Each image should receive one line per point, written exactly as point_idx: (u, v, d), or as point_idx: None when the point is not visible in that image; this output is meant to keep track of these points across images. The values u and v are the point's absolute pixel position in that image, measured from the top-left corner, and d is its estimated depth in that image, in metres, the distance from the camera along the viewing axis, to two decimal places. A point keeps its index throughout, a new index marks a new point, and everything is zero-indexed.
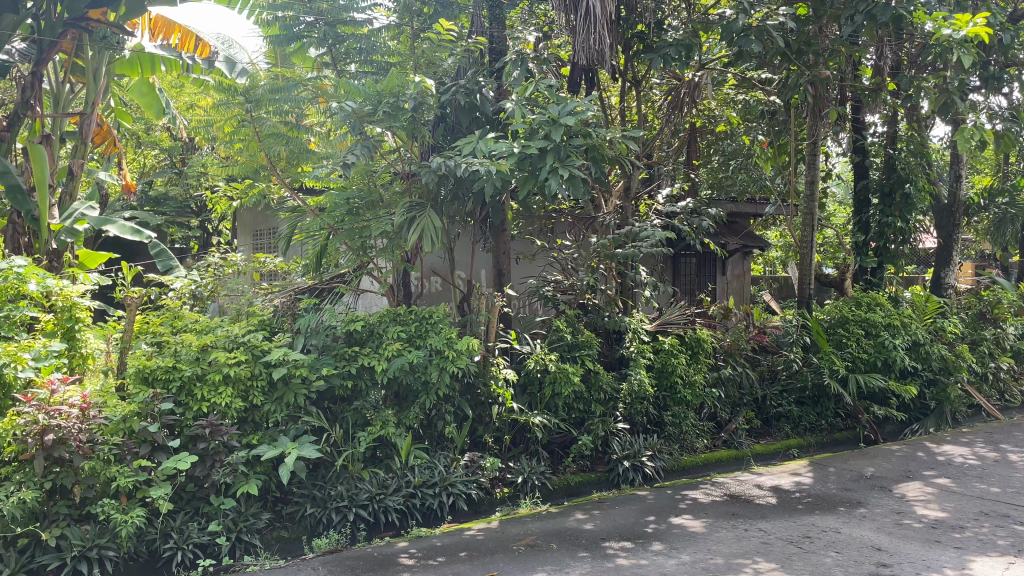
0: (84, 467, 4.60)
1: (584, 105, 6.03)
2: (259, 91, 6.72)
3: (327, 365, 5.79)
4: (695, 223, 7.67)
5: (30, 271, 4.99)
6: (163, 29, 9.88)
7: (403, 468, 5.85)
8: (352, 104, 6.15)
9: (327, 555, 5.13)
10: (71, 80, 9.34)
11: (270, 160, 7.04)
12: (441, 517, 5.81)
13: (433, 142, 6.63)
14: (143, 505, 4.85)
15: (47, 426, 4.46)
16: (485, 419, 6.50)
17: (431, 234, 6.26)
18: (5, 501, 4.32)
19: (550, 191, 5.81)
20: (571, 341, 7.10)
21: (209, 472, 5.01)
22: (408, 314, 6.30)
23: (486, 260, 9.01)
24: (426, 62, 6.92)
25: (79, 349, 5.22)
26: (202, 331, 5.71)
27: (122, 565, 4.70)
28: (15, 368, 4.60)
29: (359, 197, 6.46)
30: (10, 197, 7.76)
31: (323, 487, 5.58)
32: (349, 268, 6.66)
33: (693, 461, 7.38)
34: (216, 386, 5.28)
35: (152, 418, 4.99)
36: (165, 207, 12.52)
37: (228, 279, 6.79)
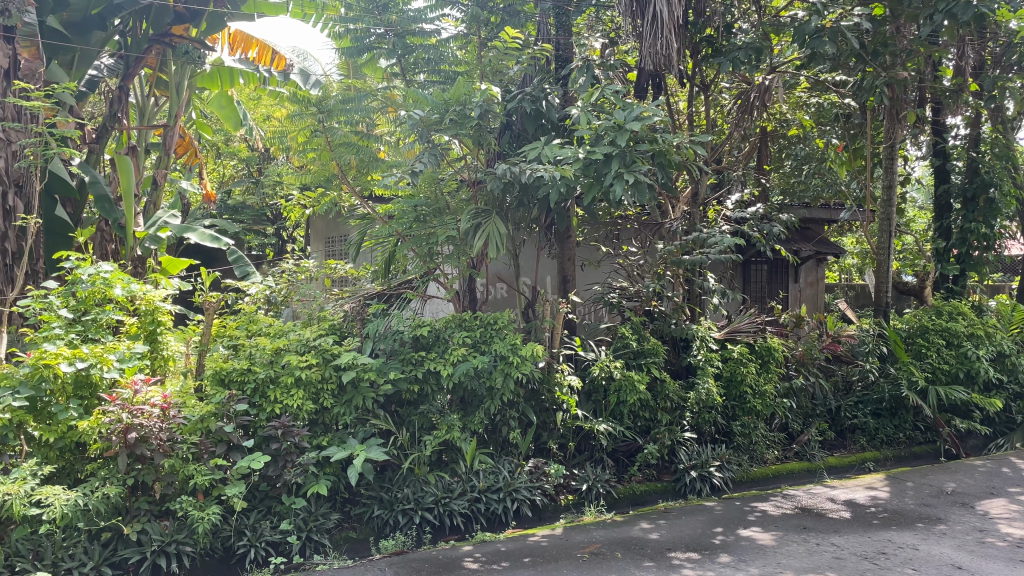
0: (164, 465, 4.79)
1: (650, 110, 5.97)
2: (331, 102, 6.87)
3: (394, 369, 5.89)
4: (765, 229, 7.48)
5: (116, 276, 5.20)
6: (242, 44, 10.23)
7: (468, 473, 5.92)
8: (420, 113, 6.27)
9: (393, 556, 5.21)
10: (156, 94, 9.88)
11: (341, 169, 7.17)
12: (506, 522, 5.84)
13: (499, 149, 6.69)
14: (219, 502, 5.03)
15: (130, 424, 4.63)
16: (550, 426, 6.50)
17: (497, 240, 6.32)
18: (91, 496, 4.53)
19: (616, 196, 5.78)
20: (637, 349, 7.03)
21: (281, 472, 5.17)
22: (473, 320, 6.37)
23: (551, 266, 9.05)
24: (493, 70, 6.83)
25: (161, 351, 5.44)
26: (275, 334, 5.90)
27: (199, 561, 4.87)
28: (101, 369, 4.75)
29: (426, 204, 6.55)
30: (99, 207, 8.18)
31: (390, 490, 5.67)
32: (417, 274, 6.82)
33: (763, 473, 7.22)
34: (289, 388, 5.44)
35: (228, 419, 5.19)
36: (243, 215, 12.93)
37: (301, 285, 6.90)
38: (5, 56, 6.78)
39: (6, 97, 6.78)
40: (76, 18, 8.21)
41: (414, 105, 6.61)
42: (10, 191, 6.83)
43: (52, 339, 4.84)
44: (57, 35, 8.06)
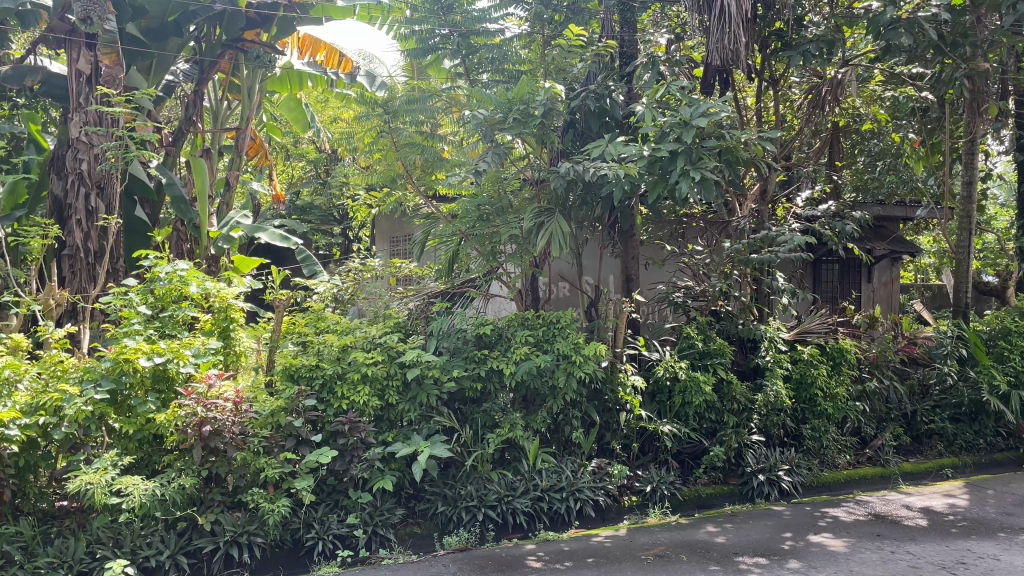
0: (236, 458, 4.93)
1: (717, 105, 5.86)
2: (396, 103, 6.97)
3: (458, 367, 5.93)
4: (837, 227, 7.26)
5: (191, 274, 5.37)
6: (310, 48, 10.40)
7: (531, 472, 5.92)
8: (484, 112, 6.31)
9: (457, 553, 5.24)
10: (228, 98, 10.23)
11: (406, 168, 7.27)
12: (569, 522, 5.81)
13: (562, 148, 6.67)
14: (289, 495, 5.14)
15: (205, 417, 4.82)
16: (613, 426, 6.44)
17: (559, 238, 6.30)
18: (168, 486, 4.70)
19: (682, 193, 5.70)
20: (702, 349, 6.92)
21: (348, 467, 5.26)
22: (536, 319, 6.35)
23: (614, 265, 8.97)
24: (556, 68, 6.80)
25: (233, 347, 5.58)
26: (342, 332, 6.01)
27: (270, 552, 5.00)
28: (177, 364, 4.90)
29: (489, 203, 6.53)
30: (175, 207, 8.43)
31: (454, 487, 5.72)
32: (480, 272, 6.89)
33: (834, 478, 7.02)
34: (355, 385, 5.54)
35: (297, 414, 5.31)
36: (311, 215, 13.18)
37: (367, 283, 6.98)
38: (87, 61, 7.22)
39: (89, 105, 7.20)
40: (154, 24, 8.54)
41: (477, 104, 6.62)
42: (91, 193, 7.16)
43: (132, 335, 5.03)
44: (135, 41, 8.35)
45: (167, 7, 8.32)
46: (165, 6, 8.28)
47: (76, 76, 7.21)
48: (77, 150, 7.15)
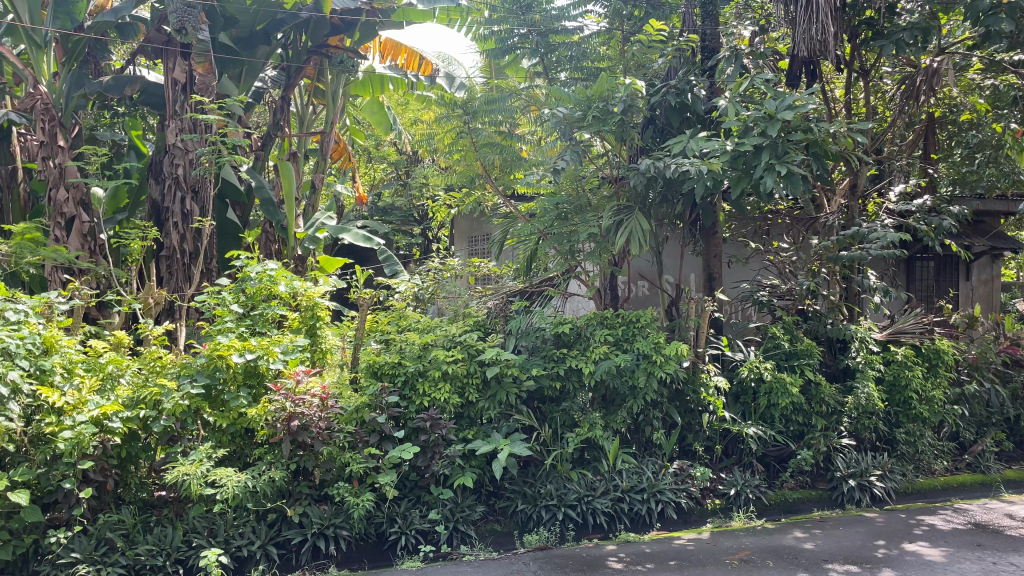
0: (323, 452, 5.05)
1: (805, 97, 5.69)
2: (476, 103, 7.04)
3: (537, 365, 5.95)
4: (933, 223, 7.01)
5: (280, 273, 5.56)
6: (392, 51, 10.55)
7: (611, 472, 5.88)
8: (563, 111, 6.28)
9: (537, 551, 5.24)
10: (313, 102, 10.53)
11: (485, 168, 7.31)
12: (650, 524, 5.74)
13: (642, 144, 6.58)
14: (372, 490, 5.26)
15: (293, 413, 4.95)
16: (695, 427, 6.36)
17: (639, 235, 6.17)
18: (259, 478, 4.87)
19: (767, 188, 5.56)
20: (789, 350, 6.74)
21: (430, 463, 5.31)
22: (616, 318, 6.28)
23: (696, 263, 8.79)
24: (636, 64, 6.89)
25: (320, 344, 5.73)
26: (424, 330, 6.09)
27: (354, 545, 5.12)
28: (267, 360, 5.06)
29: (567, 202, 6.57)
30: (265, 210, 8.81)
31: (534, 486, 5.73)
32: (558, 271, 6.82)
33: (930, 484, 6.71)
34: (436, 382, 5.60)
35: (381, 409, 5.40)
36: (392, 216, 13.39)
37: (447, 282, 7.03)
38: (181, 70, 7.54)
39: (185, 113, 7.56)
40: (244, 33, 8.80)
41: (556, 103, 6.60)
42: (187, 196, 7.51)
43: (225, 333, 5.24)
44: (227, 49, 8.65)
45: (256, 13, 8.59)
46: (255, 14, 8.59)
47: (173, 84, 7.53)
48: (173, 155, 7.48)
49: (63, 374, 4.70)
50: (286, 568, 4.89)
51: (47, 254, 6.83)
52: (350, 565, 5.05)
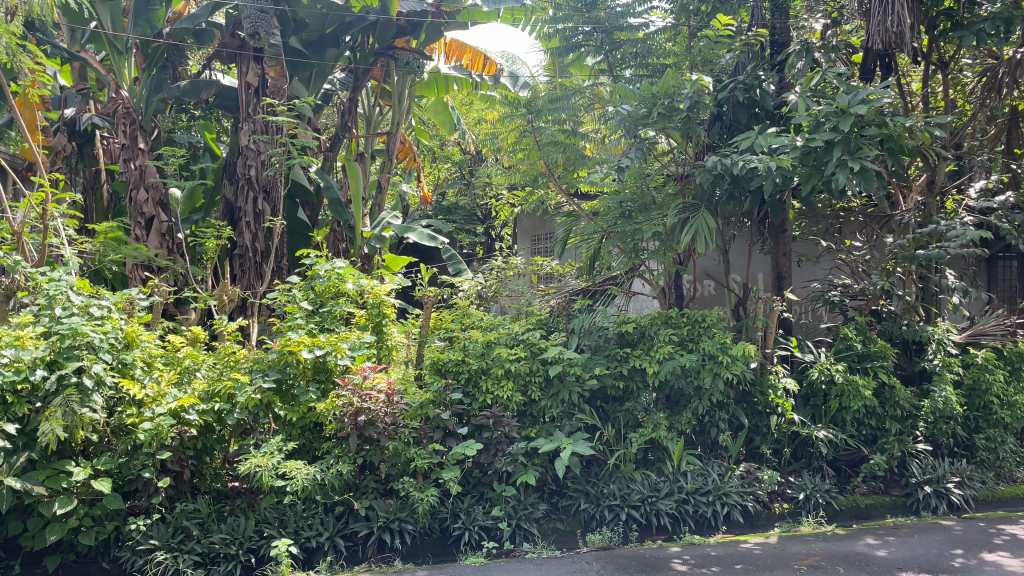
0: (389, 447, 5.14)
1: (880, 91, 5.52)
2: (540, 102, 7.05)
3: (600, 365, 5.91)
4: (1017, 220, 6.72)
5: (348, 271, 5.67)
6: (456, 52, 10.63)
7: (676, 473, 5.82)
8: (628, 108, 6.19)
9: (600, 551, 5.21)
10: (380, 104, 10.73)
11: (549, 167, 7.28)
12: (716, 527, 5.65)
13: (709, 141, 6.48)
14: (437, 485, 5.32)
15: (360, 408, 5.06)
16: (763, 430, 6.26)
17: (706, 234, 6.04)
18: (327, 471, 4.98)
19: (839, 185, 5.41)
20: (862, 351, 6.55)
21: (493, 460, 5.36)
22: (681, 318, 6.18)
23: (763, 262, 8.63)
24: (703, 60, 6.71)
25: (386, 341, 5.82)
26: (487, 328, 6.13)
27: (419, 539, 5.20)
28: (335, 356, 5.16)
29: (631, 201, 6.47)
30: (333, 210, 8.99)
31: (597, 485, 5.72)
32: (621, 270, 6.72)
33: (1012, 493, 6.45)
34: (499, 380, 5.63)
35: (445, 406, 5.46)
36: (456, 215, 13.52)
37: (509, 281, 7.06)
38: (254, 74, 7.78)
39: (257, 115, 7.80)
40: (314, 37, 8.99)
41: (620, 100, 6.54)
42: (259, 197, 7.76)
43: (296, 329, 5.39)
44: (297, 53, 8.85)
45: (325, 18, 8.78)
46: (324, 18, 8.75)
47: (246, 88, 7.81)
48: (246, 156, 7.75)
49: (143, 367, 4.89)
50: (353, 560, 5.00)
51: (128, 253, 7.11)
52: (415, 559, 5.13)
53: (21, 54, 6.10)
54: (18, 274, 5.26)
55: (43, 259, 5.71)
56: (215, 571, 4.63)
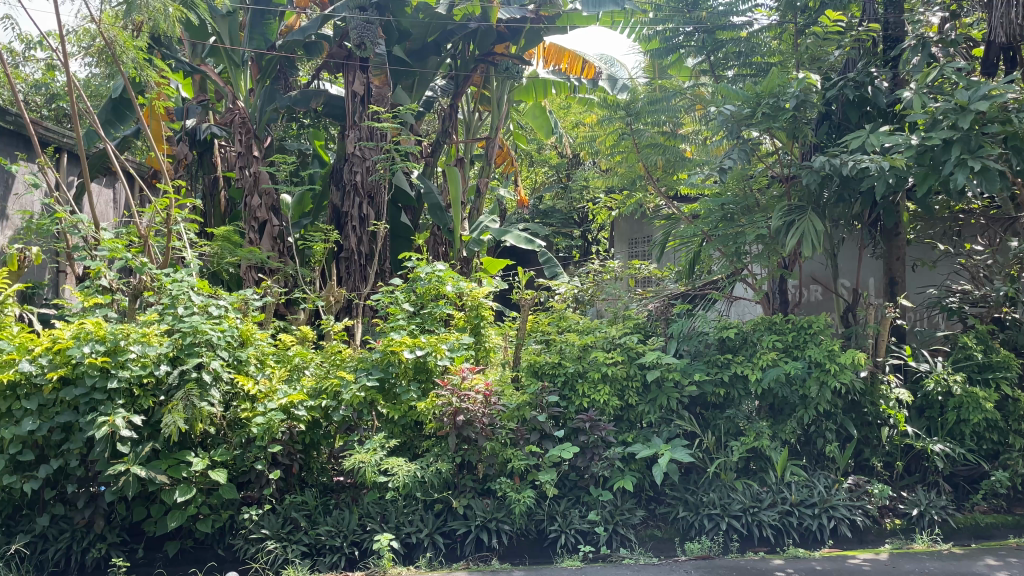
0: (486, 447, 5.21)
1: (1003, 86, 5.21)
2: (639, 104, 6.90)
3: (700, 371, 5.78)
4: None
5: (448, 274, 5.77)
6: (555, 56, 10.70)
7: (779, 484, 5.64)
8: (730, 109, 6.03)
9: (699, 560, 5.11)
10: (480, 109, 11.00)
11: (648, 170, 7.20)
12: (822, 541, 5.44)
13: (817, 141, 6.27)
14: (533, 487, 5.36)
15: (459, 408, 5.11)
16: (873, 442, 6.00)
17: (812, 237, 5.82)
18: (427, 469, 5.10)
19: (958, 186, 5.14)
20: (982, 362, 6.19)
21: (590, 464, 5.35)
22: (785, 324, 5.99)
23: (875, 267, 8.26)
24: (810, 57, 6.40)
25: (483, 343, 5.93)
26: (584, 331, 6.11)
27: (516, 539, 5.25)
28: (435, 356, 5.28)
29: (734, 202, 6.24)
30: (433, 215, 9.19)
31: (696, 493, 5.62)
32: (723, 275, 6.56)
33: None
34: (596, 384, 5.63)
35: (541, 409, 5.49)
36: (553, 219, 13.61)
37: (607, 284, 7.05)
38: (360, 83, 8.09)
39: (362, 122, 8.06)
40: (416, 45, 9.23)
41: (723, 100, 6.38)
42: (364, 202, 8.03)
43: (398, 330, 5.51)
44: (400, 62, 9.09)
45: (428, 27, 9.01)
46: (427, 26, 8.96)
47: (353, 96, 8.10)
48: (353, 163, 8.05)
49: (257, 364, 5.14)
50: (452, 557, 5.09)
51: (243, 255, 7.50)
52: (511, 560, 5.17)
53: (149, 69, 6.50)
54: (144, 275, 5.54)
55: (166, 261, 6.04)
56: (321, 562, 4.82)
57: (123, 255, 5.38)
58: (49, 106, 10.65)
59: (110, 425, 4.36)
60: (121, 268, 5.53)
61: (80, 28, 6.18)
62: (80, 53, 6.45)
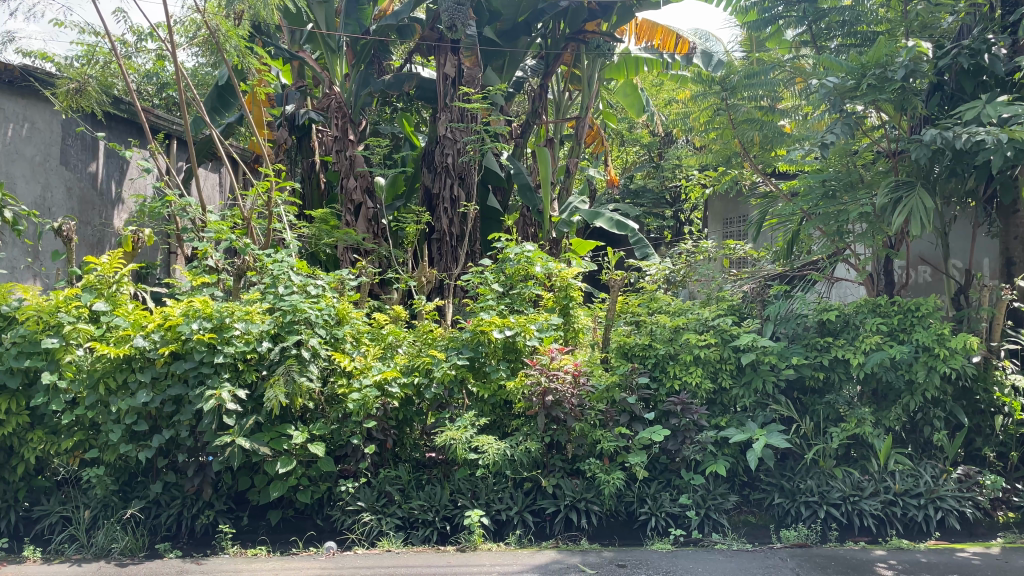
0: (576, 428, 5.21)
1: None
2: (735, 78, 6.72)
3: (798, 354, 5.57)
4: None
5: (537, 254, 5.77)
6: (648, 33, 10.46)
7: (882, 472, 5.41)
8: (833, 81, 5.73)
9: (796, 548, 4.95)
10: (569, 89, 10.95)
11: (744, 146, 7.00)
12: (928, 533, 5.23)
13: (927, 114, 5.93)
14: (623, 468, 5.32)
15: (548, 388, 5.12)
16: (986, 431, 5.68)
17: (921, 215, 5.50)
18: (516, 448, 5.13)
19: None
20: None
21: (681, 447, 5.25)
22: (891, 306, 5.68)
23: (990, 247, 7.81)
24: (920, 25, 6.06)
25: (572, 324, 5.91)
26: (676, 313, 5.95)
27: (605, 519, 5.26)
28: (524, 337, 5.29)
29: (836, 178, 5.96)
30: (523, 195, 9.25)
31: (793, 479, 5.47)
32: (824, 255, 6.33)
33: None
34: (688, 366, 5.51)
35: (631, 390, 5.46)
36: (644, 199, 13.46)
37: (700, 265, 6.84)
38: (452, 65, 8.20)
39: (453, 103, 8.16)
40: (507, 26, 9.16)
41: (826, 72, 6.10)
42: (455, 183, 8.16)
43: (487, 310, 5.53)
44: (491, 43, 9.12)
45: (519, 6, 8.92)
46: (518, 6, 8.89)
47: (444, 79, 8.22)
48: (444, 145, 8.15)
49: (353, 342, 5.29)
50: (542, 535, 5.14)
51: (340, 236, 7.71)
52: (601, 540, 5.18)
53: (250, 55, 6.74)
54: (247, 256, 5.76)
55: (267, 243, 6.27)
56: (415, 535, 4.98)
57: (227, 236, 5.66)
58: (160, 95, 11.24)
59: (217, 398, 4.58)
60: (225, 249, 5.81)
61: (187, 18, 6.46)
62: (186, 42, 6.75)
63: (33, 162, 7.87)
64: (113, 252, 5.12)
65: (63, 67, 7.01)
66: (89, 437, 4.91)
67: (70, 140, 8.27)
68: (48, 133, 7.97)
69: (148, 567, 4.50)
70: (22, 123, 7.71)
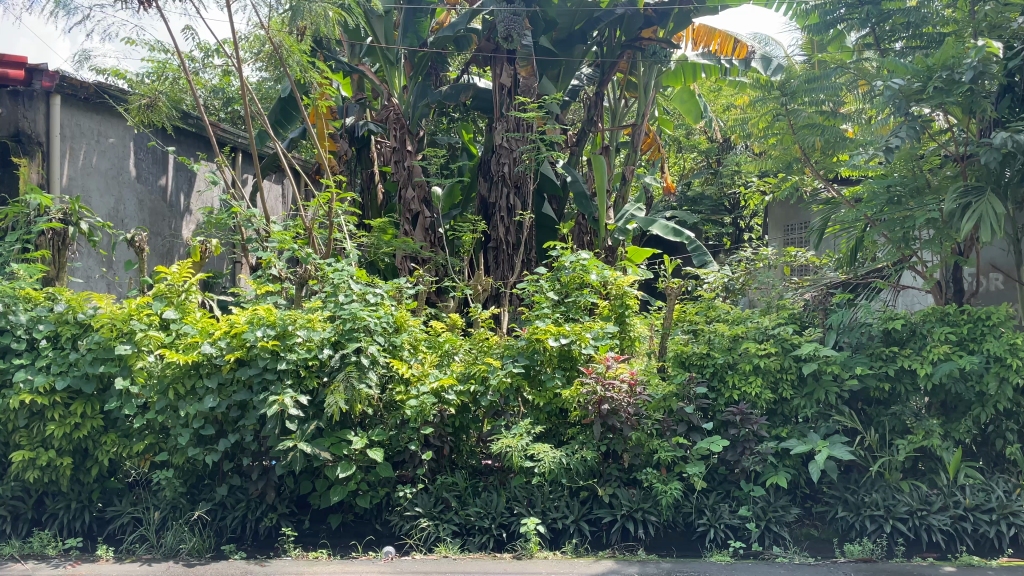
0: (632, 437, 5.19)
1: None
2: (795, 83, 6.60)
3: (862, 364, 5.42)
4: None
5: (592, 263, 5.79)
6: (705, 37, 10.38)
7: (951, 486, 5.24)
8: (899, 82, 5.57)
9: (860, 562, 4.83)
10: (625, 96, 10.90)
11: (805, 152, 6.86)
12: (1000, 549, 5.06)
13: (997, 116, 5.75)
14: (681, 479, 5.26)
15: (604, 396, 5.12)
16: None
17: (992, 221, 5.30)
18: (572, 456, 5.14)
19: None
20: None
21: (740, 458, 5.21)
22: (960, 314, 5.49)
23: None
24: (989, 25, 5.88)
25: (628, 332, 5.91)
26: (734, 322, 5.85)
27: (663, 530, 5.22)
28: (580, 345, 5.29)
29: (901, 184, 5.78)
30: (578, 202, 9.22)
31: (857, 492, 5.33)
32: (889, 261, 6.16)
33: None
34: (747, 375, 5.42)
35: (689, 400, 5.36)
36: (702, 206, 13.31)
37: (759, 273, 6.70)
38: (508, 75, 8.28)
39: (509, 113, 8.22)
40: (563, 35, 9.22)
41: (890, 75, 5.95)
42: (511, 192, 8.22)
43: (543, 318, 5.55)
44: (546, 52, 9.15)
45: (575, 15, 8.98)
46: (574, 15, 8.97)
47: (501, 88, 8.31)
48: (501, 154, 8.23)
49: (410, 349, 5.36)
50: (598, 545, 5.13)
51: (398, 245, 7.88)
52: (658, 551, 5.14)
53: (313, 70, 6.97)
54: (309, 265, 5.90)
55: (328, 251, 6.42)
56: (471, 542, 5.03)
57: (290, 246, 5.87)
58: (225, 109, 11.61)
59: (280, 403, 4.70)
60: (289, 258, 6.00)
61: (252, 35, 6.71)
62: (252, 58, 7.03)
63: (107, 175, 8.15)
64: (182, 262, 5.30)
65: (136, 84, 7.33)
66: (158, 441, 5.09)
67: (141, 154, 8.63)
68: (120, 148, 8.28)
69: (215, 567, 4.64)
70: (98, 138, 7.99)
